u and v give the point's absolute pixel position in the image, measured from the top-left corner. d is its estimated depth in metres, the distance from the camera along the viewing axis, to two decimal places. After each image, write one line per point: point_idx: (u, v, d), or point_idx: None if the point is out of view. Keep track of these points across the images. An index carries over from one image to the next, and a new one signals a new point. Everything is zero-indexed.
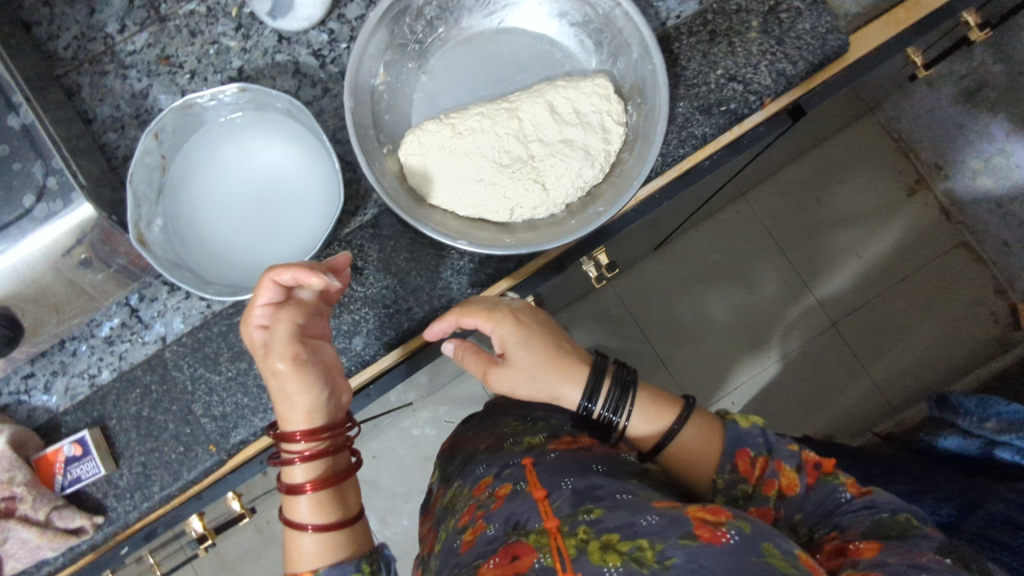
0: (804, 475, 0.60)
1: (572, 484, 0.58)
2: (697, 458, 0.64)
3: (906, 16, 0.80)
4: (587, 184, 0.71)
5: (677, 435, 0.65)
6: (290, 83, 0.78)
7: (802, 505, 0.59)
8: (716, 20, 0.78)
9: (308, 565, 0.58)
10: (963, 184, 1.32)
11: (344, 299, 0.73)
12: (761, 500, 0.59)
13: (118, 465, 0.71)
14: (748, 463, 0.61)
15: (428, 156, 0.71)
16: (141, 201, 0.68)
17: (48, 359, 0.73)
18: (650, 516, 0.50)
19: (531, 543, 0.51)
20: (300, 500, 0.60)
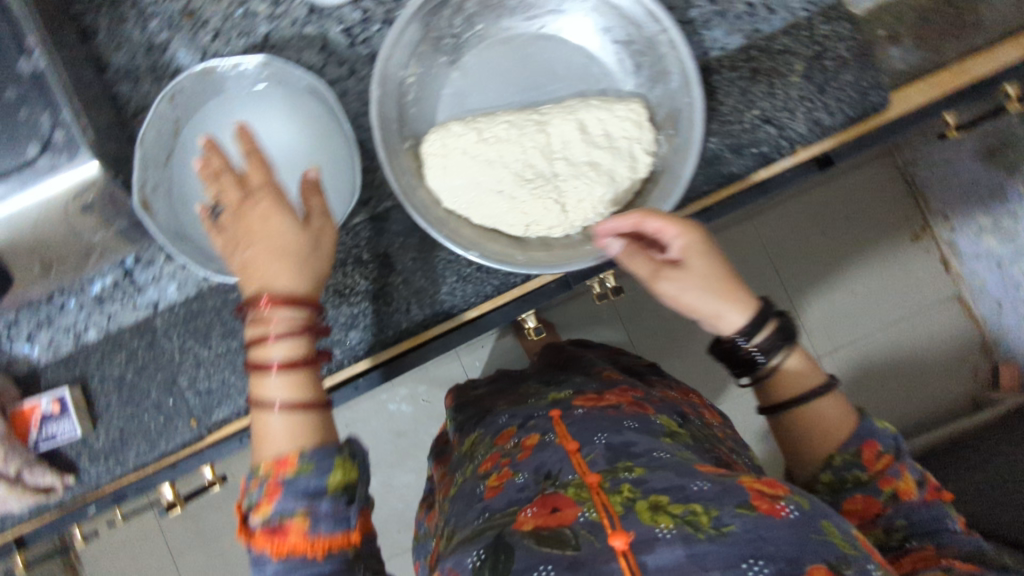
0: (925, 491, 0.62)
1: (605, 440, 0.57)
2: (826, 428, 0.64)
3: (951, 80, 0.78)
4: (607, 210, 0.70)
5: (818, 399, 0.64)
6: (316, 58, 0.75)
7: (909, 514, 0.61)
8: (761, 58, 0.76)
9: (283, 448, 0.56)
10: (965, 237, 1.32)
11: (345, 291, 0.72)
12: (874, 491, 0.61)
13: (95, 427, 0.71)
14: (876, 456, 0.62)
15: (450, 159, 0.69)
16: (149, 164, 0.66)
17: (35, 311, 0.71)
18: (700, 482, 0.49)
19: (571, 497, 0.50)
20: (271, 378, 0.58)
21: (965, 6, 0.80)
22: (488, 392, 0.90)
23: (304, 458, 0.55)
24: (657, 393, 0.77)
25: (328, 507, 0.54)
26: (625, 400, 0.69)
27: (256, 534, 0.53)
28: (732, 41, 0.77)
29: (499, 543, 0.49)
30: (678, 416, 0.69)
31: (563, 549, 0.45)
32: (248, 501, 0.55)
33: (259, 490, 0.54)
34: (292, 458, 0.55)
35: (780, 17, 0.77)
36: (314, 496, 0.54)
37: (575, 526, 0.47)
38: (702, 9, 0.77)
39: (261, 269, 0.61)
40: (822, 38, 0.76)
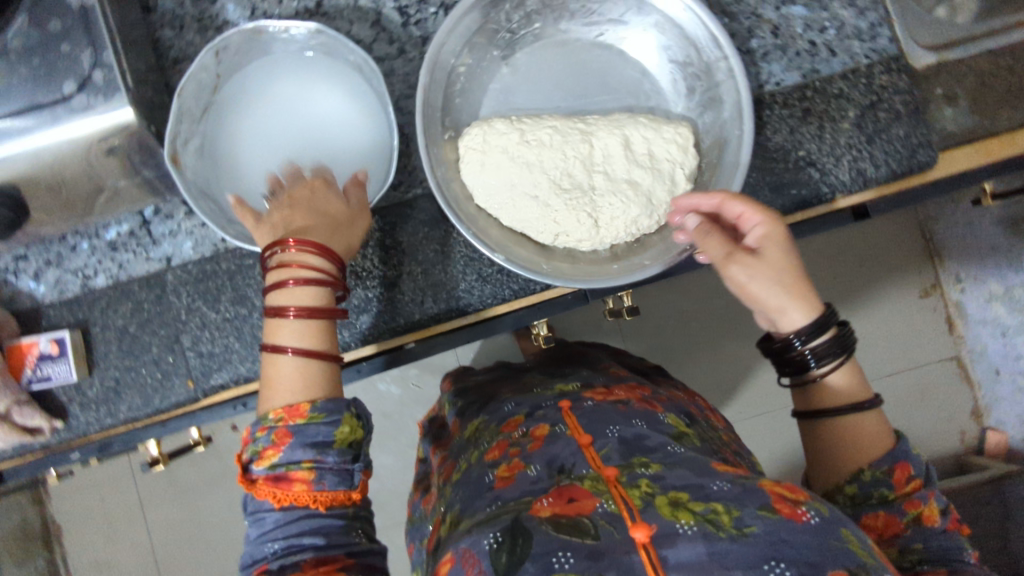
0: (950, 522, 0.57)
1: (617, 433, 0.61)
2: (858, 442, 0.61)
3: (997, 149, 0.77)
4: (639, 232, 0.69)
5: (859, 415, 0.61)
6: (366, 32, 0.73)
7: (929, 540, 0.56)
8: (814, 99, 0.75)
9: (293, 396, 0.55)
10: (973, 299, 1.32)
11: (362, 273, 0.71)
12: (895, 509, 0.58)
13: (90, 374, 0.69)
14: (906, 476, 0.58)
15: (489, 156, 0.68)
16: (184, 117, 0.64)
17: (46, 248, 0.70)
18: (719, 483, 0.51)
19: (587, 489, 0.52)
20: (287, 324, 0.57)
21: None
22: (494, 382, 0.90)
23: (314, 407, 0.54)
24: (664, 392, 0.78)
25: (334, 460, 0.53)
26: (634, 397, 0.71)
27: (259, 483, 0.52)
28: (789, 78, 0.76)
29: (517, 527, 0.49)
30: (685, 417, 0.71)
31: (584, 537, 0.47)
32: (251, 450, 0.53)
33: (263, 439, 0.53)
34: (303, 406, 0.54)
35: (840, 61, 0.75)
36: (321, 447, 0.53)
37: (594, 516, 0.49)
38: (763, 41, 0.75)
39: (293, 223, 0.61)
40: (879, 88, 0.75)
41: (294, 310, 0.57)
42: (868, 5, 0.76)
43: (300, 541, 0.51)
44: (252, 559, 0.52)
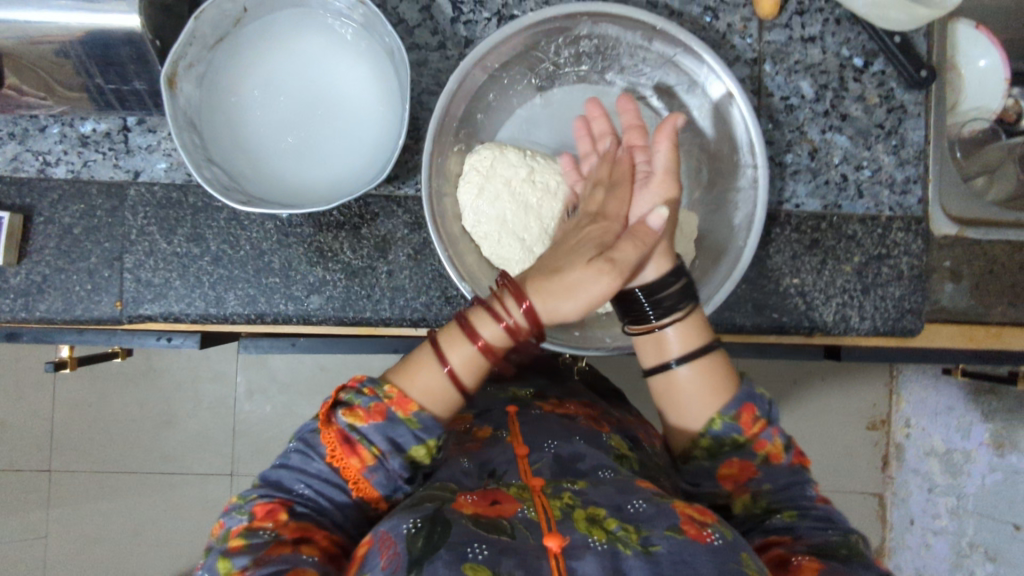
0: (793, 453, 0.54)
1: (554, 450, 0.58)
2: (687, 404, 0.55)
3: (980, 337, 0.77)
4: (611, 308, 0.69)
5: (692, 368, 0.55)
6: (412, 14, 0.69)
7: (775, 476, 0.53)
8: (827, 233, 0.73)
9: (419, 393, 0.52)
10: (914, 445, 1.30)
11: (328, 254, 0.68)
12: (745, 455, 0.53)
13: (18, 263, 0.66)
14: (753, 419, 0.53)
15: (489, 183, 0.65)
16: (194, 41, 0.59)
17: (13, 121, 0.66)
18: (637, 502, 0.49)
19: (512, 494, 0.51)
20: (466, 346, 0.53)
21: None
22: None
23: (420, 415, 0.51)
24: (615, 414, 0.75)
25: (395, 467, 0.50)
26: (585, 415, 0.70)
27: (330, 429, 0.50)
28: (810, 203, 0.73)
29: (439, 514, 0.47)
30: (630, 441, 0.67)
31: (500, 534, 0.46)
32: (349, 396, 0.51)
33: (365, 398, 0.51)
34: (414, 404, 0.51)
35: (864, 203, 0.74)
36: (397, 449, 0.50)
37: (512, 520, 0.47)
38: (798, 158, 0.73)
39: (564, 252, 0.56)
40: (892, 243, 0.74)
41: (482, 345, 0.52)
42: (911, 158, 0.74)
43: (320, 505, 0.50)
44: (275, 484, 0.50)
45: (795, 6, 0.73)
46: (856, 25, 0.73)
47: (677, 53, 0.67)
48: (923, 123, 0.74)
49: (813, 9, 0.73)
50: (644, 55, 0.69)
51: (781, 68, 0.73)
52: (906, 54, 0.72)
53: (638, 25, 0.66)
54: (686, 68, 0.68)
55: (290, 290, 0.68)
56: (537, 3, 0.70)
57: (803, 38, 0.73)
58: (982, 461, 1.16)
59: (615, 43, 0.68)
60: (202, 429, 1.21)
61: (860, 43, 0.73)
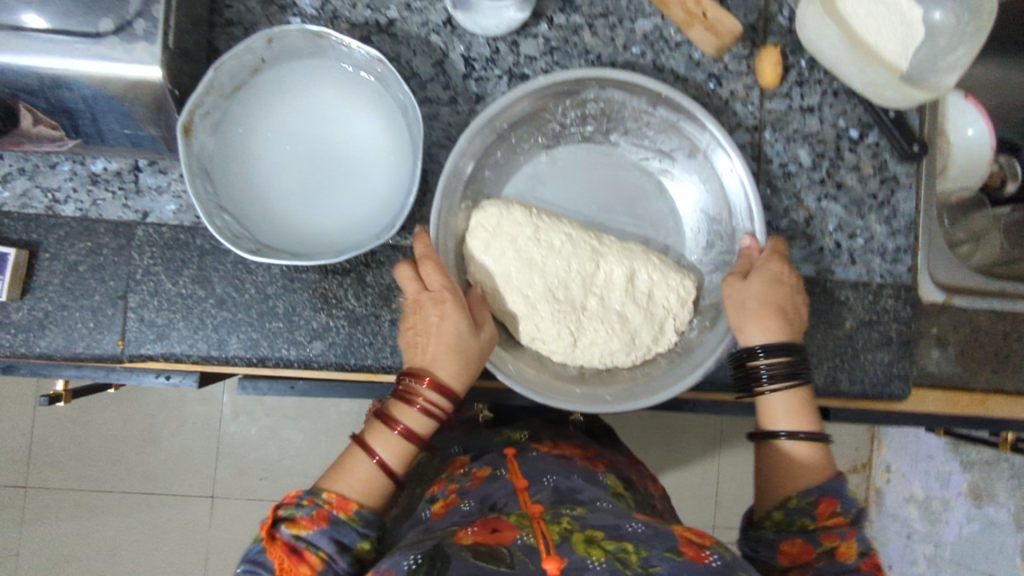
0: (865, 560, 0.55)
1: (553, 482, 0.61)
2: (784, 471, 0.59)
3: (965, 403, 0.79)
4: (613, 365, 0.69)
5: (795, 440, 0.59)
6: (426, 68, 0.70)
7: (842, 574, 0.55)
8: (819, 297, 0.75)
9: (351, 491, 0.55)
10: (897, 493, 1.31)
11: (332, 300, 0.69)
12: (811, 537, 0.56)
13: (21, 299, 0.66)
14: (829, 512, 0.57)
15: (495, 240, 0.66)
16: (212, 90, 0.60)
17: (23, 157, 0.67)
18: (634, 525, 0.52)
19: (511, 523, 0.52)
20: (389, 435, 0.58)
21: (1016, 345, 0.80)
22: None
23: (360, 513, 0.55)
24: (608, 455, 0.76)
25: (344, 568, 0.53)
26: (580, 454, 0.71)
27: (276, 544, 0.52)
28: (804, 268, 0.76)
29: (437, 553, 0.47)
30: (625, 480, 0.70)
31: (497, 564, 0.45)
32: (289, 509, 0.53)
33: (306, 508, 0.53)
34: (350, 503, 0.55)
35: (856, 270, 0.76)
36: (342, 549, 0.53)
37: (512, 547, 0.47)
38: (794, 224, 0.76)
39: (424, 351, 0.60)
40: (882, 309, 0.76)
41: (401, 429, 0.57)
42: (902, 229, 0.77)
43: None
44: None
45: (795, 77, 0.76)
46: (853, 98, 0.76)
47: (680, 119, 0.69)
48: (913, 195, 0.77)
49: (812, 81, 0.76)
50: (648, 118, 0.71)
51: (780, 136, 0.75)
52: (901, 129, 0.75)
53: (641, 91, 0.68)
54: (688, 134, 0.70)
55: (293, 334, 0.68)
56: (547, 63, 0.72)
57: (802, 109, 0.76)
58: (959, 509, 1.19)
59: (621, 106, 0.70)
60: (183, 451, 1.20)
61: (857, 115, 0.76)
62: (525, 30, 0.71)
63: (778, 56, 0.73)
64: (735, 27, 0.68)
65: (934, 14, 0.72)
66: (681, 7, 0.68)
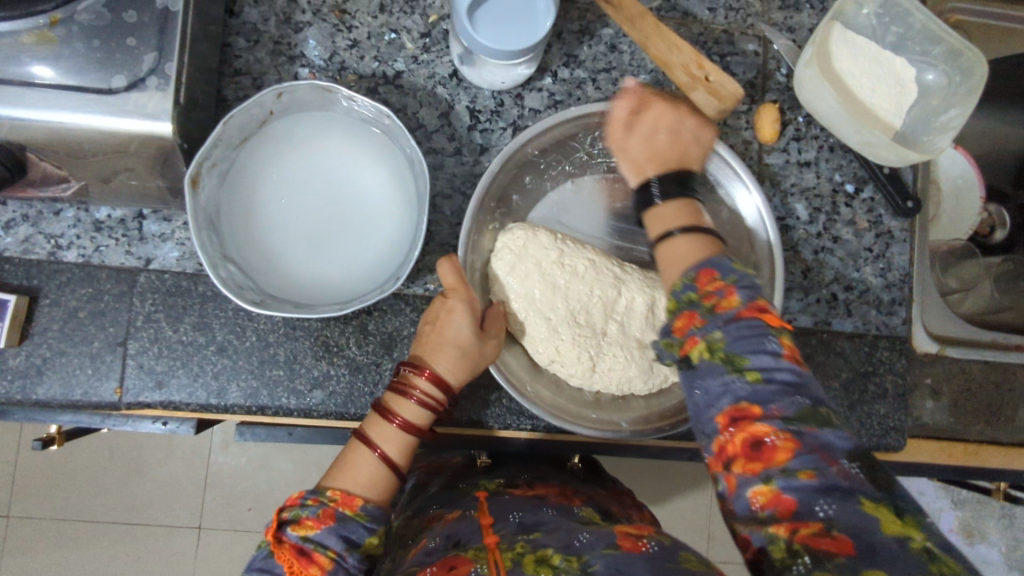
0: (748, 309, 0.46)
1: (518, 517, 0.60)
2: (673, 255, 0.53)
3: (959, 454, 0.79)
4: (630, 392, 0.68)
5: (682, 234, 0.53)
6: (432, 119, 0.72)
7: (726, 328, 0.46)
8: (817, 348, 0.76)
9: (355, 486, 0.55)
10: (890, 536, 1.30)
11: (333, 349, 0.69)
12: (692, 308, 0.48)
13: (19, 345, 0.65)
14: (708, 278, 0.49)
15: (521, 262, 0.65)
16: (219, 143, 0.60)
17: (27, 203, 0.67)
18: (582, 535, 0.54)
19: (469, 557, 0.53)
20: (388, 425, 0.58)
21: (1008, 396, 0.81)
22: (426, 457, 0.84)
23: (367, 508, 0.54)
24: (587, 492, 0.73)
25: (354, 564, 0.52)
26: (553, 493, 0.69)
27: (283, 547, 0.50)
28: (802, 319, 0.76)
29: None
30: (603, 513, 0.67)
31: None
32: (293, 511, 0.52)
33: (311, 508, 0.52)
34: (356, 499, 0.54)
35: (853, 321, 0.77)
36: (351, 545, 0.52)
37: None
38: (791, 276, 0.77)
39: (427, 343, 0.62)
40: (878, 360, 0.77)
41: (401, 423, 0.58)
42: (897, 281, 0.78)
43: None
44: None
45: (792, 133, 0.77)
46: (848, 153, 0.78)
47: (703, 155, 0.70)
48: (908, 248, 0.78)
49: (809, 135, 0.77)
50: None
51: (778, 190, 0.77)
52: (895, 184, 0.76)
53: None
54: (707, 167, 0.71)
55: (293, 382, 0.68)
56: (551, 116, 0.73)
57: (799, 163, 0.77)
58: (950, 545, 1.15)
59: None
60: (170, 483, 1.18)
61: (852, 170, 0.78)
62: (529, 83, 0.73)
63: (776, 114, 0.75)
64: (737, 89, 0.66)
65: (927, 75, 0.76)
66: (683, 71, 0.68)
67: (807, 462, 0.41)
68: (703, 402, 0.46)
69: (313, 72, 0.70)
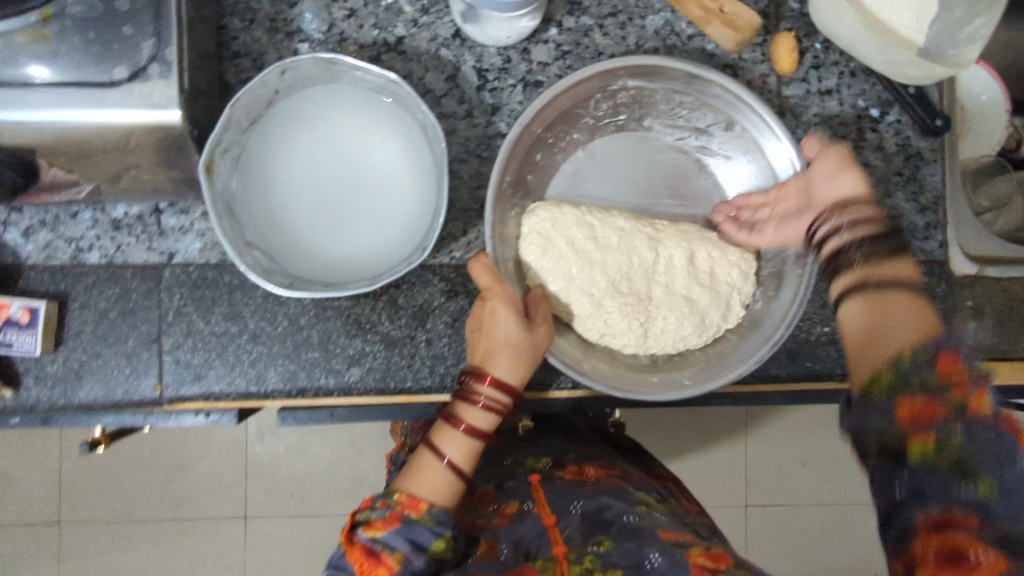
0: (1005, 420, 0.41)
1: (580, 509, 0.64)
2: (888, 334, 0.47)
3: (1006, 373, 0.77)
4: (684, 348, 0.67)
5: (902, 305, 0.48)
6: (439, 84, 0.70)
7: (972, 432, 0.40)
8: None
9: (422, 490, 0.58)
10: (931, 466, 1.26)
11: (365, 326, 0.68)
12: (931, 395, 0.42)
13: (55, 350, 0.66)
14: (949, 363, 0.43)
15: (554, 241, 0.65)
16: (230, 127, 0.59)
17: (43, 208, 0.66)
18: (654, 557, 0.56)
19: (538, 568, 0.58)
20: (452, 432, 0.60)
21: None
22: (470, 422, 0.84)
23: (432, 512, 0.57)
24: (634, 473, 0.74)
25: (420, 566, 0.55)
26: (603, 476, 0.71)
27: (355, 547, 0.55)
28: None
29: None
30: (656, 495, 0.70)
31: None
32: (365, 513, 0.57)
33: (380, 511, 0.57)
34: (422, 502, 0.57)
35: None
36: (418, 548, 0.55)
37: None
38: None
39: (478, 350, 0.61)
40: None
41: (464, 428, 0.59)
42: (930, 204, 0.76)
43: None
44: None
45: (810, 61, 0.75)
46: (871, 76, 0.75)
47: (713, 95, 0.67)
48: (939, 168, 0.76)
49: (828, 62, 0.75)
50: (681, 99, 0.69)
51: (800, 123, 0.75)
52: (923, 103, 0.73)
53: (672, 75, 0.66)
54: (716, 106, 0.68)
55: (330, 362, 0.68)
56: (560, 68, 0.71)
57: (820, 91, 0.75)
58: None
59: (652, 92, 0.68)
60: (212, 476, 1.19)
61: (875, 93, 0.75)
62: (535, 36, 0.70)
63: (793, 42, 0.73)
64: (753, 19, 0.68)
65: None
66: (697, 6, 0.68)
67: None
68: (877, 478, 0.43)
69: (312, 47, 0.68)
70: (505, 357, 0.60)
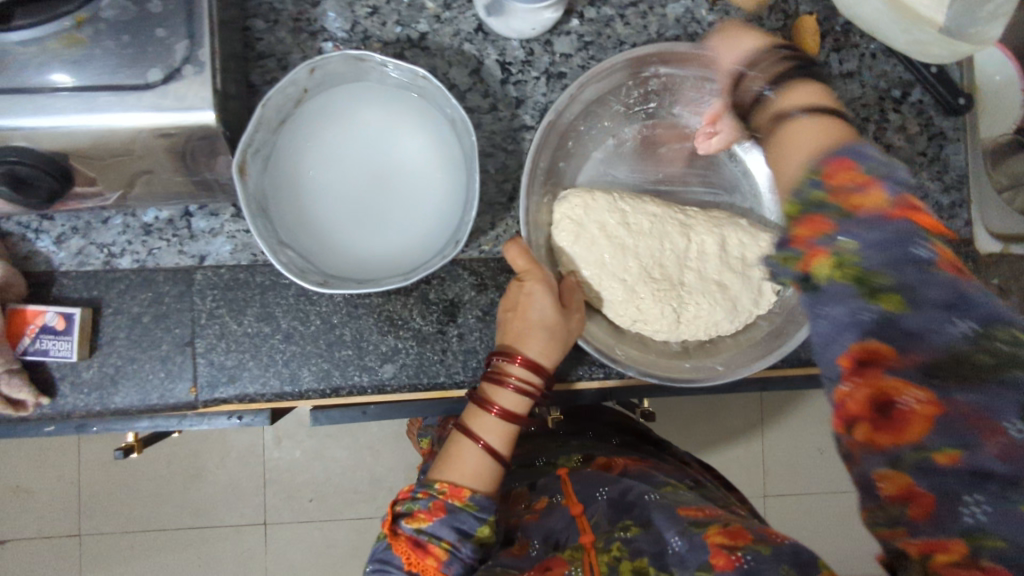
0: (897, 211, 0.40)
1: (607, 496, 0.64)
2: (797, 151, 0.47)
3: None
4: (716, 334, 0.67)
5: (808, 121, 0.48)
6: (463, 78, 0.70)
7: (861, 235, 0.40)
8: None
9: (462, 478, 0.59)
10: None
11: (397, 322, 0.68)
12: (819, 211, 0.41)
13: (90, 356, 0.66)
14: (842, 170, 0.42)
15: (585, 229, 0.65)
16: (262, 125, 0.59)
17: (75, 214, 0.66)
18: (675, 541, 0.54)
19: (564, 558, 0.57)
20: (486, 417, 0.60)
21: None
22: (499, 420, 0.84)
23: (475, 498, 0.58)
24: (666, 464, 0.75)
25: (468, 554, 0.57)
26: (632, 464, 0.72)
27: (400, 539, 0.56)
28: None
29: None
30: (691, 482, 0.71)
31: None
32: (406, 504, 0.58)
33: (422, 501, 0.58)
34: (464, 490, 0.58)
35: None
36: (464, 535, 0.57)
37: None
38: None
39: (510, 331, 0.61)
40: None
41: (498, 412, 0.59)
42: (954, 183, 0.76)
43: None
44: None
45: (831, 43, 0.75)
46: (891, 58, 0.75)
47: None
48: (962, 148, 0.76)
49: (849, 45, 0.75)
50: (709, 86, 0.69)
51: None
52: (944, 83, 0.74)
53: (703, 62, 0.66)
54: None
55: (363, 359, 0.68)
56: (583, 59, 0.71)
57: (842, 74, 0.75)
58: None
59: (683, 79, 0.69)
60: (236, 480, 1.19)
61: (897, 75, 0.76)
62: (557, 27, 0.70)
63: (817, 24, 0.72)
64: None
65: None
66: None
67: (950, 440, 0.37)
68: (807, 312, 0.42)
69: (336, 45, 0.69)
70: (540, 339, 0.60)
